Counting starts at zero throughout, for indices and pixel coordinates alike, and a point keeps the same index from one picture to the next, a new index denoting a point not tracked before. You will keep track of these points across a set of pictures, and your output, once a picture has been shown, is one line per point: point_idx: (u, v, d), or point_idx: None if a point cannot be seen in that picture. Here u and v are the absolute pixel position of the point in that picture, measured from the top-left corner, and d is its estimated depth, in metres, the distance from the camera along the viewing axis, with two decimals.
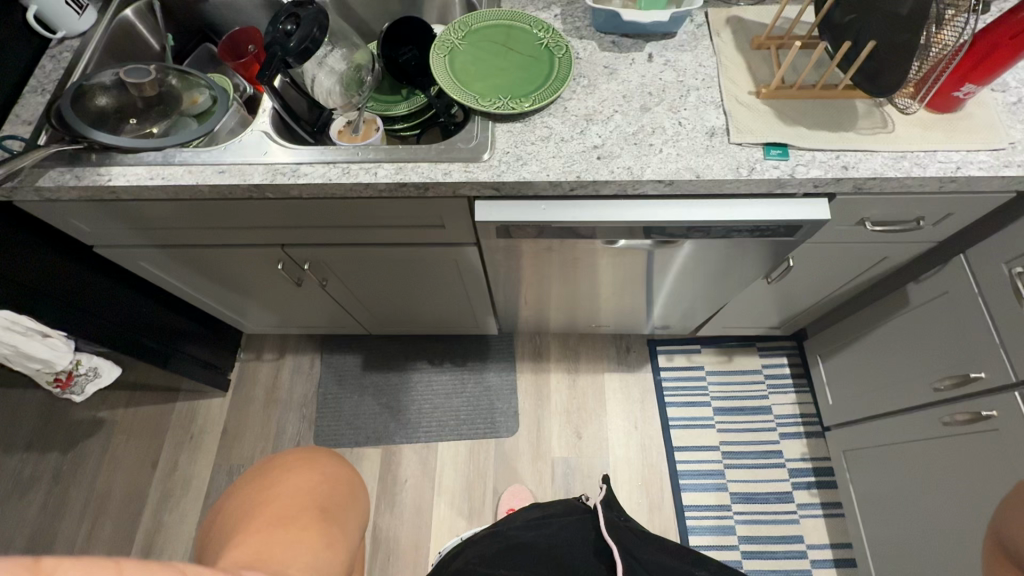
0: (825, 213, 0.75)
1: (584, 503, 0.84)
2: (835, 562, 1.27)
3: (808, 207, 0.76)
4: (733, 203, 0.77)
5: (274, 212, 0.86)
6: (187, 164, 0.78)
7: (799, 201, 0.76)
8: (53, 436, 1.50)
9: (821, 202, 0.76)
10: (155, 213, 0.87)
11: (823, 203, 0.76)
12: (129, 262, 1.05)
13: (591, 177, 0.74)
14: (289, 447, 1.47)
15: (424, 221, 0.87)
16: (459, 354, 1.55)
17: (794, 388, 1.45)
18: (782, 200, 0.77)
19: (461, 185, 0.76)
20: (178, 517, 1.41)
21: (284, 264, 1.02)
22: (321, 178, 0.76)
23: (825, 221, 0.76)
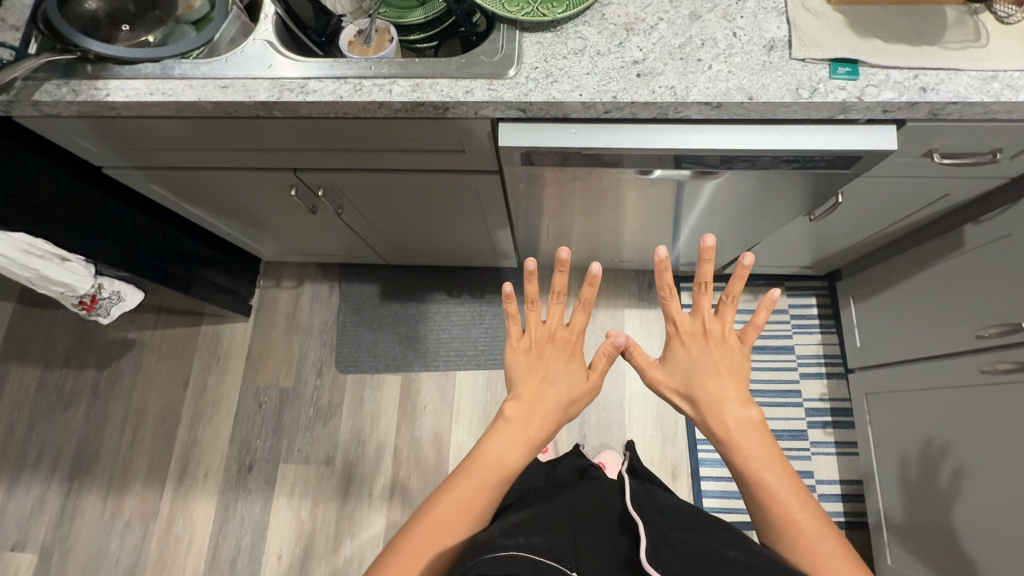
0: (892, 143, 0.67)
1: (584, 461, 0.96)
2: (843, 496, 1.30)
3: (872, 135, 0.68)
4: (785, 128, 0.69)
5: (284, 133, 0.80)
6: (186, 78, 0.72)
7: (864, 128, 0.68)
8: (89, 354, 1.57)
9: (888, 129, 0.68)
10: (161, 132, 0.82)
11: (890, 130, 0.68)
12: (140, 185, 1.02)
13: (629, 97, 0.66)
14: (312, 372, 1.51)
15: (443, 145, 0.81)
16: (476, 286, 1.53)
17: (820, 329, 1.41)
18: (844, 128, 0.68)
19: (484, 105, 0.69)
20: (211, 432, 1.49)
21: (298, 189, 0.98)
22: (332, 95, 0.70)
23: (889, 151, 0.68)
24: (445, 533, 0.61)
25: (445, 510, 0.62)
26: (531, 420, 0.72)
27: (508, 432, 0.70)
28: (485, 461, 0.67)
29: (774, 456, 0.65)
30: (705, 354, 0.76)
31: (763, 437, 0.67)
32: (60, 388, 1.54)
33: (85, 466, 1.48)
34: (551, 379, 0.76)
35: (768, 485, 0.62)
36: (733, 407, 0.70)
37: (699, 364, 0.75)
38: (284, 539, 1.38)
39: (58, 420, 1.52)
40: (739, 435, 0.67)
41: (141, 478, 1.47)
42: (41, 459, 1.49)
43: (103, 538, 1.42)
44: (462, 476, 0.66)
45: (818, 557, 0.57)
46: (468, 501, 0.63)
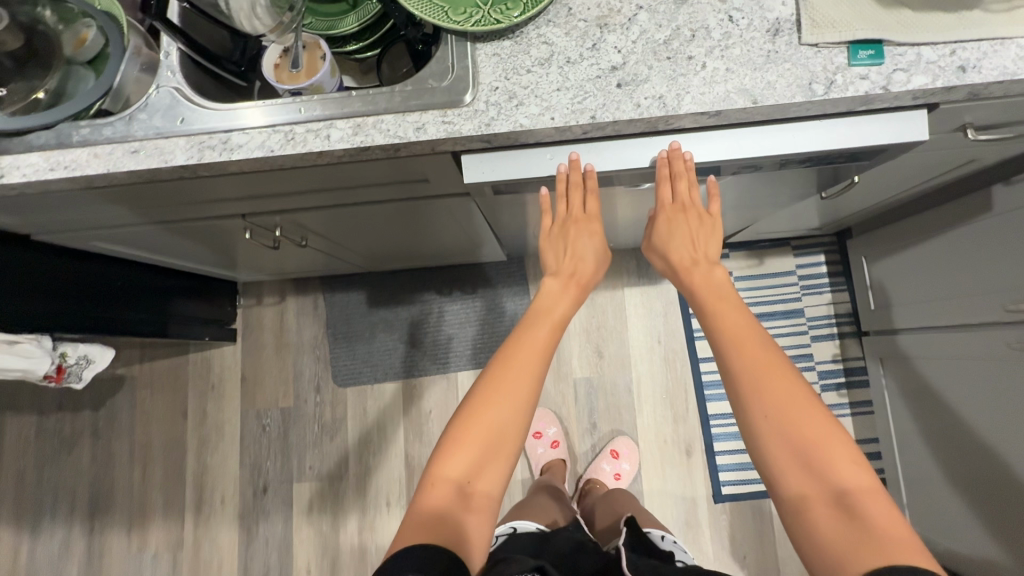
0: (923, 132, 0.57)
1: None
2: None
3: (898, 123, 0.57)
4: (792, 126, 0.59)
5: (219, 186, 0.70)
6: (88, 144, 0.61)
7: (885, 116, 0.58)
8: (81, 395, 1.52)
9: (919, 114, 0.57)
10: (90, 198, 0.72)
11: (921, 115, 0.57)
12: (80, 243, 0.92)
13: (609, 115, 0.55)
14: (310, 388, 1.46)
15: (403, 178, 0.71)
16: (467, 280, 1.45)
17: (829, 287, 1.35)
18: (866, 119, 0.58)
19: (440, 142, 0.58)
20: (220, 460, 1.46)
21: (252, 232, 0.88)
22: (261, 149, 0.59)
23: (920, 141, 0.58)
24: (513, 397, 0.61)
25: (505, 378, 0.62)
26: (575, 288, 0.68)
27: (551, 299, 0.67)
28: (536, 324, 0.66)
29: (752, 322, 0.61)
30: (683, 227, 0.65)
31: (739, 304, 0.62)
32: (60, 433, 1.51)
33: (102, 506, 1.47)
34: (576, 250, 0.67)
35: (747, 347, 0.59)
36: (714, 276, 0.65)
37: (675, 238, 0.65)
38: (310, 555, 1.39)
39: (64, 464, 1.50)
40: (719, 306, 0.62)
41: (159, 511, 1.45)
42: (57, 504, 1.48)
43: (134, 571, 1.43)
44: (514, 346, 0.64)
45: (794, 414, 0.56)
46: (529, 366, 0.63)
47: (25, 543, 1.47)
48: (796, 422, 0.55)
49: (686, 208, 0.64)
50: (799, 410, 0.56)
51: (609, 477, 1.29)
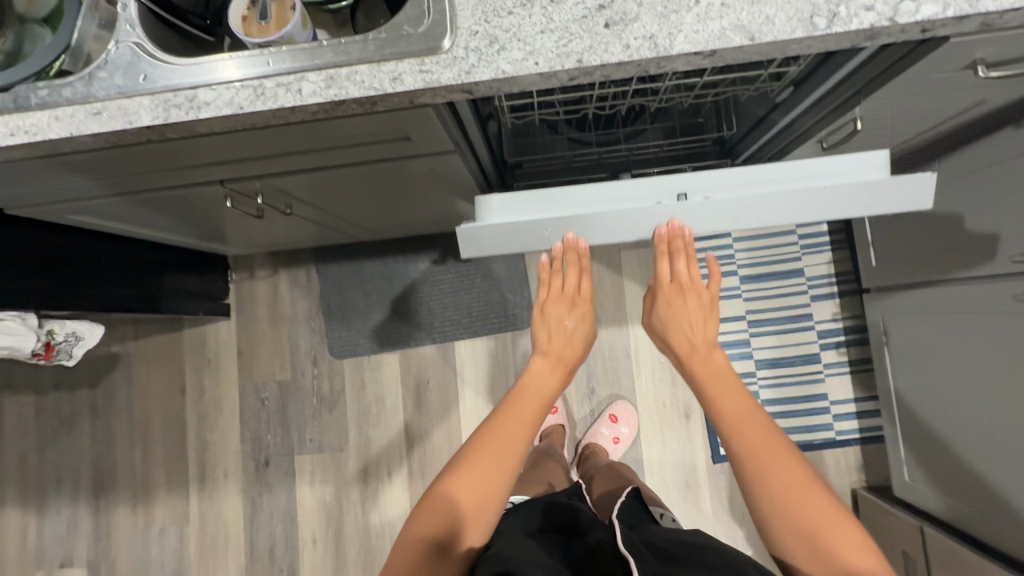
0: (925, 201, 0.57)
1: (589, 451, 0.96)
2: (857, 414, 1.29)
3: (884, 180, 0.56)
4: (795, 183, 0.59)
5: (192, 150, 0.66)
6: (47, 107, 0.58)
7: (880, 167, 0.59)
8: (79, 374, 1.51)
9: (925, 181, 0.55)
10: (65, 166, 0.69)
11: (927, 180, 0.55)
12: (56, 217, 0.89)
13: (596, 58, 0.52)
14: (307, 362, 1.46)
15: (384, 136, 0.68)
16: (461, 248, 1.42)
17: (830, 245, 1.32)
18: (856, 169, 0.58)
19: (419, 93, 0.55)
20: (220, 434, 1.47)
21: (234, 199, 0.85)
22: (229, 106, 0.56)
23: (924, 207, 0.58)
24: (500, 466, 0.69)
25: (493, 444, 0.70)
26: (562, 367, 0.77)
27: (540, 378, 0.76)
28: (526, 399, 0.74)
29: (749, 402, 0.68)
30: (682, 312, 0.73)
31: (739, 386, 0.70)
32: (60, 412, 1.51)
33: (107, 482, 1.49)
34: (570, 333, 0.78)
35: (746, 426, 0.66)
36: (712, 360, 0.72)
37: (675, 323, 0.73)
38: (315, 525, 1.41)
39: (67, 442, 1.51)
40: (719, 388, 0.69)
41: (163, 486, 1.47)
42: (63, 483, 1.50)
43: (142, 545, 1.46)
44: (504, 416, 0.72)
45: (796, 487, 0.62)
46: (516, 435, 0.71)
47: (34, 521, 1.50)
48: (801, 497, 0.61)
49: (684, 288, 0.73)
50: (797, 484, 0.62)
51: (608, 441, 1.30)
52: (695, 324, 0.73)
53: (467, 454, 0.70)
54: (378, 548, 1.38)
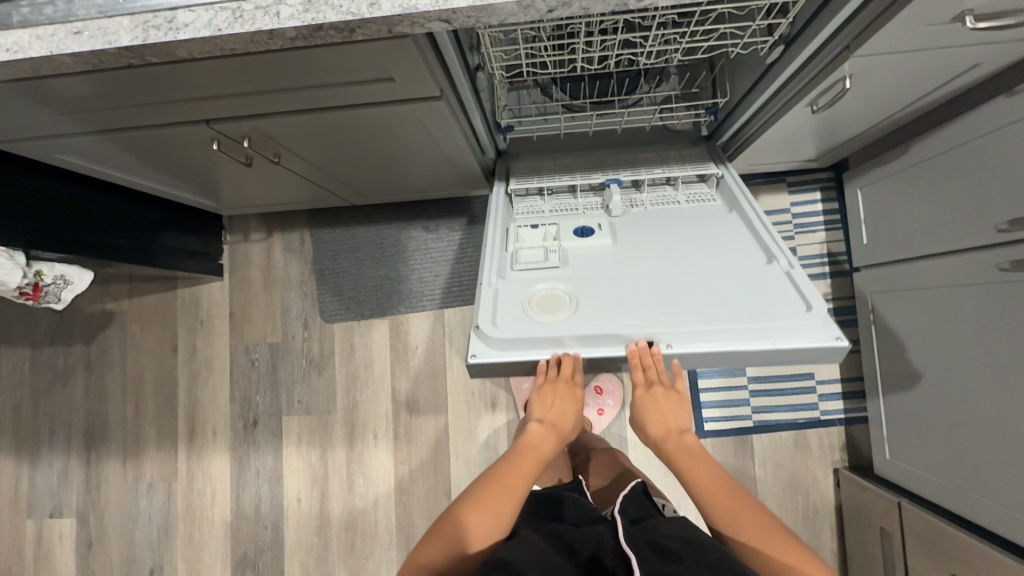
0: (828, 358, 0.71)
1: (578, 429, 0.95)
2: (843, 394, 1.28)
3: (810, 338, 0.70)
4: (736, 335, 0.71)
5: (177, 79, 0.67)
6: (29, 26, 0.58)
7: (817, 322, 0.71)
8: (72, 330, 1.52)
9: (830, 348, 0.69)
10: (58, 93, 0.69)
11: (832, 347, 0.69)
12: (47, 155, 0.90)
13: None
14: (298, 325, 1.45)
15: (367, 75, 0.68)
16: (454, 216, 1.42)
17: (824, 224, 1.31)
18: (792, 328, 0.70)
19: (397, 20, 0.55)
20: (211, 393, 1.46)
21: (221, 142, 0.86)
22: (208, 28, 0.56)
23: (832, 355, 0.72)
24: (500, 511, 0.69)
25: (495, 490, 0.71)
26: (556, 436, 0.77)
27: (534, 440, 0.77)
28: (522, 457, 0.75)
29: (721, 473, 0.72)
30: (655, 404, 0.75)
31: (711, 462, 0.73)
32: (54, 366, 1.51)
33: (98, 436, 1.49)
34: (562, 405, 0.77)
35: (719, 495, 0.70)
36: (685, 441, 0.75)
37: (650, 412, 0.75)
38: (301, 485, 1.41)
39: (59, 396, 1.51)
40: (694, 464, 0.73)
41: (153, 442, 1.47)
42: (55, 435, 1.50)
43: (131, 499, 1.47)
44: (504, 470, 0.73)
45: (773, 547, 0.64)
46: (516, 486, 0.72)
47: (26, 471, 1.51)
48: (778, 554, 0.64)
49: (656, 386, 0.73)
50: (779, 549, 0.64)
51: (592, 411, 1.32)
52: (668, 412, 0.76)
53: (470, 501, 0.70)
54: (362, 510, 1.38)
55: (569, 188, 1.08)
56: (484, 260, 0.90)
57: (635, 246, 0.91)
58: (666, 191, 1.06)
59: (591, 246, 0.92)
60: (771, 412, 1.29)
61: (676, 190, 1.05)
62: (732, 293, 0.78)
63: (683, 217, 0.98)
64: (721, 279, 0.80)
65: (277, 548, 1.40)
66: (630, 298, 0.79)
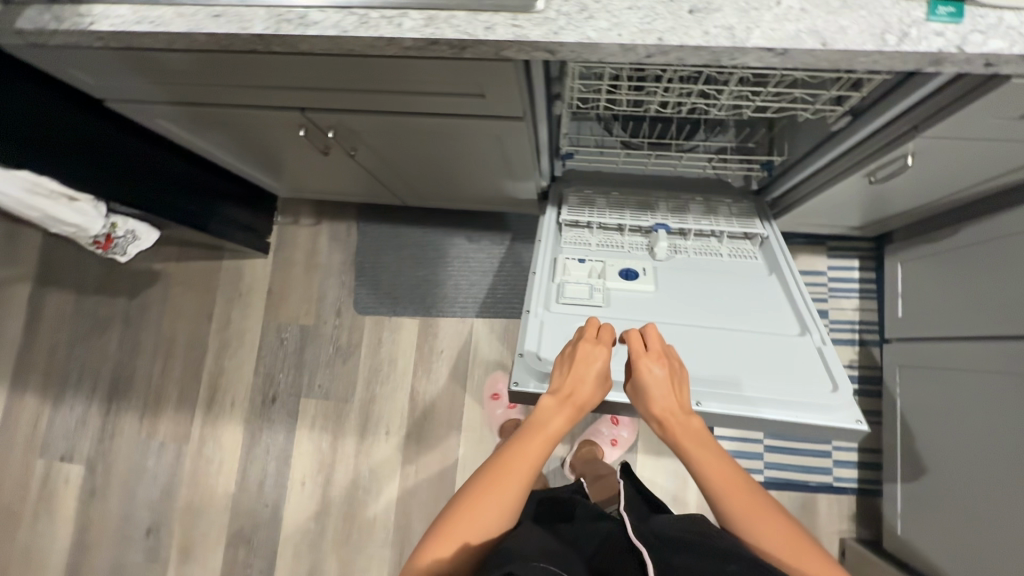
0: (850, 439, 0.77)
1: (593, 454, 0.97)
2: (859, 464, 1.28)
3: (829, 418, 0.76)
4: (765, 405, 0.77)
5: (289, 68, 0.73)
6: (176, 5, 0.64)
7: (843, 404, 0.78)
8: (118, 283, 1.59)
9: (853, 431, 0.75)
10: (179, 65, 0.76)
11: (854, 431, 0.75)
12: (145, 119, 0.97)
13: (677, 39, 0.56)
14: (331, 312, 1.49)
15: (461, 89, 0.73)
16: (498, 230, 1.47)
17: (859, 293, 1.33)
18: (813, 408, 0.77)
19: (506, 45, 0.59)
20: (236, 364, 1.50)
21: (308, 130, 0.91)
22: (334, 28, 0.61)
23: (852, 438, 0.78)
24: (504, 503, 0.60)
25: (502, 476, 0.62)
26: (572, 409, 0.68)
27: (545, 415, 0.67)
28: (530, 436, 0.65)
29: (732, 465, 0.65)
30: (657, 382, 0.70)
31: (719, 450, 0.66)
32: (95, 315, 1.58)
33: (122, 389, 1.53)
34: (580, 374, 0.70)
35: (734, 484, 0.63)
36: (692, 424, 0.68)
37: (652, 388, 0.70)
38: (307, 467, 1.43)
39: (94, 344, 1.57)
40: (699, 451, 0.66)
41: (173, 402, 1.51)
42: (81, 381, 1.55)
43: (141, 455, 1.49)
44: (508, 453, 0.64)
45: (791, 552, 0.58)
46: (523, 468, 0.63)
47: (47, 412, 1.54)
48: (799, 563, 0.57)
49: (660, 356, 0.71)
50: (799, 554, 0.58)
51: (606, 441, 1.33)
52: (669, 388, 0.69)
53: (468, 494, 0.61)
54: (362, 503, 1.40)
55: (617, 226, 1.13)
56: (532, 289, 0.96)
57: (676, 296, 0.96)
58: (710, 242, 1.09)
59: (634, 290, 0.97)
60: (783, 470, 1.29)
61: (719, 242, 1.10)
62: (766, 359, 0.84)
63: (727, 274, 1.02)
64: (759, 345, 0.86)
65: (273, 527, 1.41)
66: None
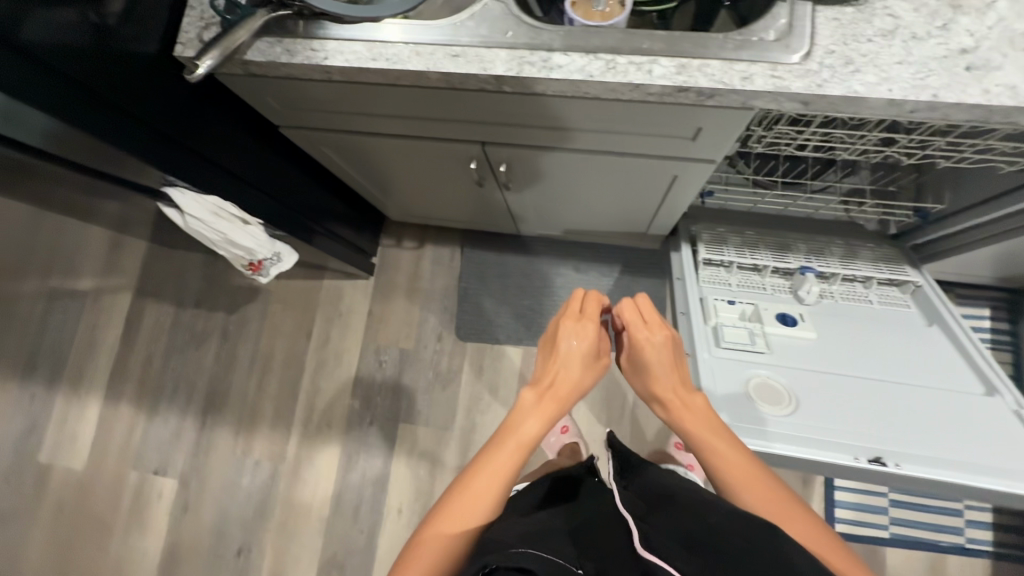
0: None
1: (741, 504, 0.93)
2: (994, 525, 1.21)
3: None
4: (975, 473, 0.73)
5: (497, 106, 0.73)
6: (413, 43, 0.64)
7: None
8: (218, 297, 1.60)
9: None
10: (380, 99, 0.76)
11: None
12: (306, 144, 0.98)
13: (955, 97, 0.54)
14: (432, 337, 1.48)
15: (671, 132, 0.72)
16: (606, 262, 1.45)
17: (990, 344, 1.28)
18: (1021, 476, 0.73)
19: (761, 96, 0.58)
20: (334, 385, 1.49)
21: (478, 163, 0.91)
22: (580, 72, 0.61)
23: None
24: (484, 503, 0.59)
25: (473, 480, 0.60)
26: (552, 399, 0.65)
27: (526, 406, 0.66)
28: (508, 429, 0.64)
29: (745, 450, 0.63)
30: (660, 361, 0.71)
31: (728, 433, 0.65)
32: (192, 329, 1.58)
33: (217, 404, 1.53)
34: (566, 358, 0.70)
35: (745, 471, 0.60)
36: (696, 404, 0.69)
37: (654, 367, 0.71)
38: (404, 495, 1.40)
39: (191, 358, 1.57)
40: (716, 438, 0.64)
41: (268, 421, 1.50)
42: (176, 394, 1.55)
43: (234, 472, 1.48)
44: (490, 448, 0.63)
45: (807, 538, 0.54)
46: (505, 465, 0.61)
47: (142, 423, 1.54)
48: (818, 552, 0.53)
49: (655, 334, 0.73)
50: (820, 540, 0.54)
51: None
52: (672, 368, 0.71)
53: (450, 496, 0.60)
54: None
55: (755, 267, 1.10)
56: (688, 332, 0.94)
57: (839, 346, 0.93)
58: (855, 287, 1.07)
59: (795, 337, 0.94)
60: (911, 527, 1.23)
61: (866, 288, 1.07)
62: (960, 422, 0.80)
63: (884, 325, 0.99)
64: (948, 407, 0.82)
65: (367, 555, 1.38)
66: (851, 406, 0.82)
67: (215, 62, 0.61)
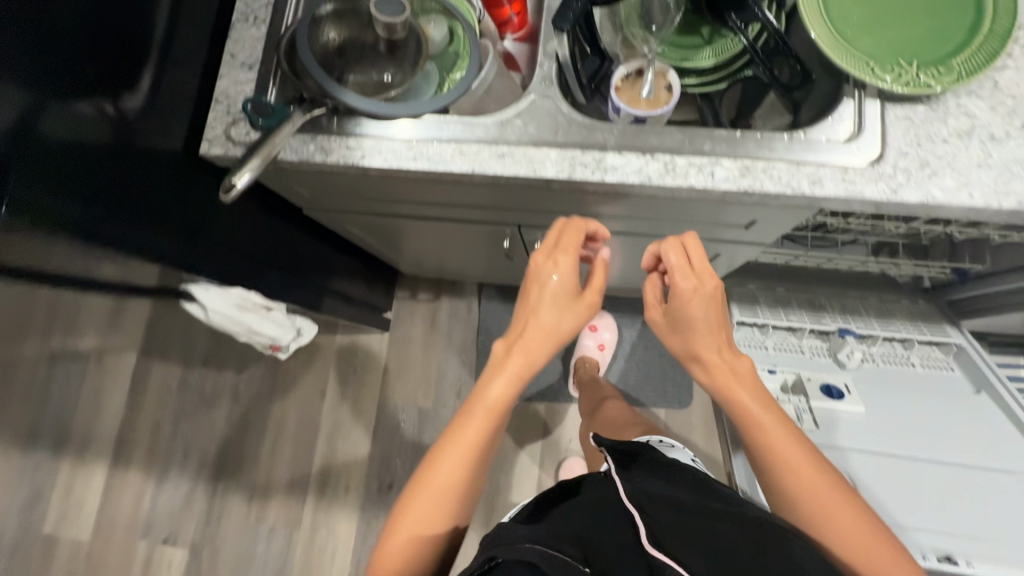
0: None
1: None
2: None
3: None
4: None
5: (539, 196, 0.69)
6: (456, 140, 0.61)
7: None
8: (227, 355, 1.54)
9: None
10: (413, 191, 0.72)
11: None
12: (331, 220, 0.94)
13: None
14: (452, 394, 1.44)
15: (724, 221, 0.69)
16: (628, 313, 1.42)
17: None
18: None
19: (832, 200, 0.55)
20: (351, 446, 1.44)
21: (509, 241, 0.89)
22: (638, 173, 0.57)
23: None
24: (436, 496, 0.56)
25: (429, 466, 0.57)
26: (522, 354, 0.56)
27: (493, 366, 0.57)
28: (472, 407, 0.57)
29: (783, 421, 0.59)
30: (706, 318, 0.59)
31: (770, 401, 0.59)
32: (201, 390, 1.52)
33: (230, 468, 1.47)
34: (541, 305, 0.58)
35: (786, 449, 0.57)
36: (737, 365, 0.60)
37: (698, 320, 0.60)
38: None
39: (201, 421, 1.50)
40: (761, 412, 0.58)
41: (284, 485, 1.44)
42: (186, 459, 1.48)
43: (250, 541, 1.42)
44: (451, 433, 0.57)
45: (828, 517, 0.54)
46: (460, 452, 0.56)
47: (151, 489, 1.45)
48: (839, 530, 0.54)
49: (682, 279, 0.60)
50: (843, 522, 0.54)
51: None
52: (715, 323, 0.60)
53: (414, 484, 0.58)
54: None
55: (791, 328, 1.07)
56: None
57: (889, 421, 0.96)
58: (895, 348, 1.03)
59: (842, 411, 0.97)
60: None
61: (906, 349, 1.03)
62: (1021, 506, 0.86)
63: (930, 389, 0.98)
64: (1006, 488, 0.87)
65: None
66: (912, 500, 0.89)
67: (254, 174, 0.56)
